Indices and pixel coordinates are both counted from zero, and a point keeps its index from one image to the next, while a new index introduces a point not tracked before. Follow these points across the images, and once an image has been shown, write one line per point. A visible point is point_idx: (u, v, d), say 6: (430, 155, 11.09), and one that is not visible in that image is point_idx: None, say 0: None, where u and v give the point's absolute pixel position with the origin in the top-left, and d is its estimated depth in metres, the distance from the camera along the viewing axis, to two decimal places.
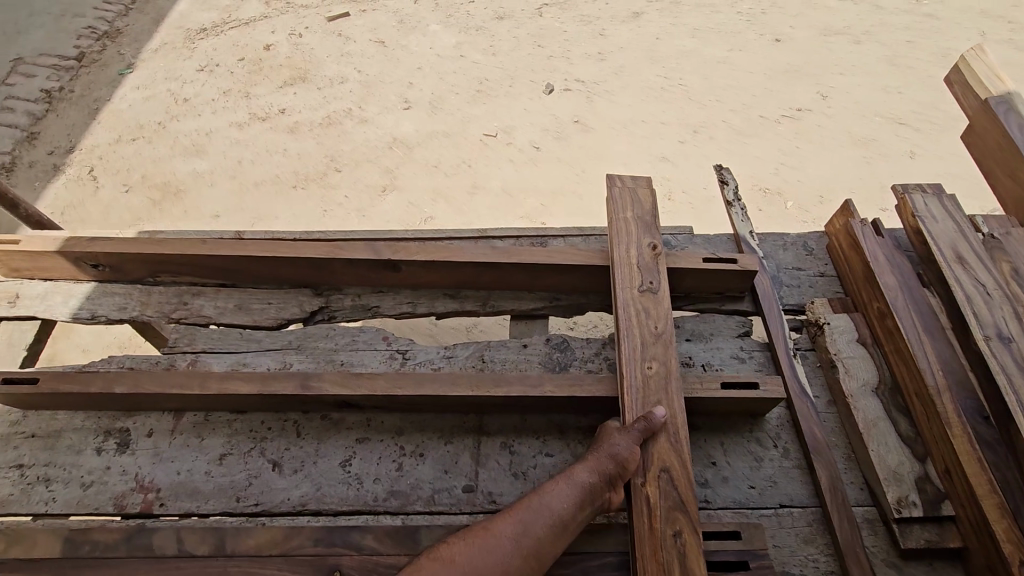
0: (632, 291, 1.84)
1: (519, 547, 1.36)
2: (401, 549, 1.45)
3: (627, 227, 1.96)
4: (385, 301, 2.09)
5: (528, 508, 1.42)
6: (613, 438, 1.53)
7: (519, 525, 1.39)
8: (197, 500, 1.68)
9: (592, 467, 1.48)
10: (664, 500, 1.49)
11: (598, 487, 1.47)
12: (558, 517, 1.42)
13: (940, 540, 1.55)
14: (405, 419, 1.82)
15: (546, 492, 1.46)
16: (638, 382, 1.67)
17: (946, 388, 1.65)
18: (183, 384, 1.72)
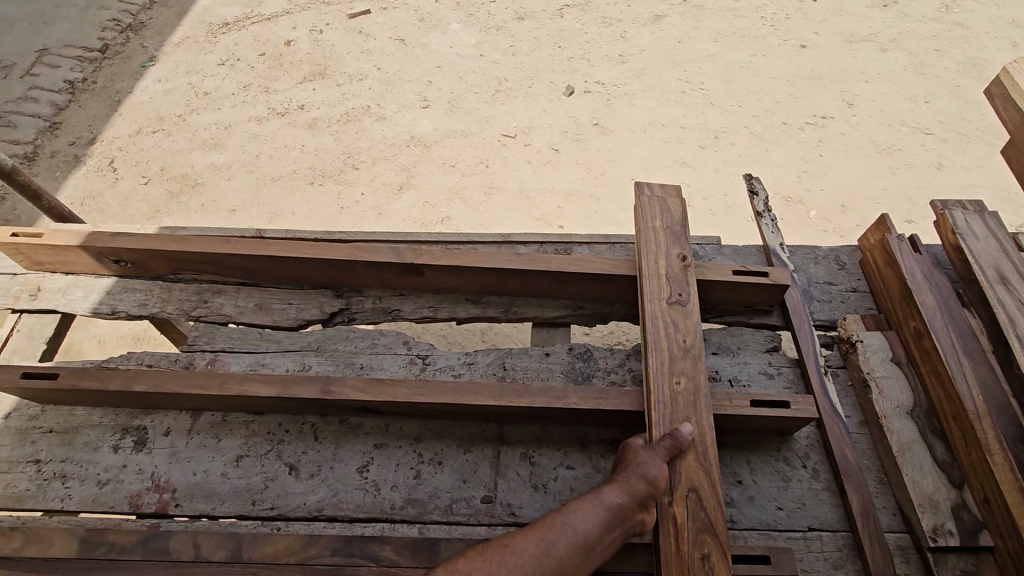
0: (660, 302, 1.80)
1: (544, 567, 1.33)
2: (420, 562, 1.41)
3: (656, 237, 1.92)
4: (406, 305, 2.05)
5: (553, 527, 1.39)
6: (641, 458, 1.49)
7: (543, 544, 1.36)
8: (212, 502, 1.66)
9: (620, 488, 1.44)
10: (692, 522, 1.45)
11: (627, 509, 1.42)
12: (585, 537, 1.39)
13: (977, 571, 1.49)
14: (424, 426, 1.79)
15: (572, 511, 1.42)
16: (666, 396, 1.63)
17: (986, 414, 1.58)
18: (202, 384, 1.70)
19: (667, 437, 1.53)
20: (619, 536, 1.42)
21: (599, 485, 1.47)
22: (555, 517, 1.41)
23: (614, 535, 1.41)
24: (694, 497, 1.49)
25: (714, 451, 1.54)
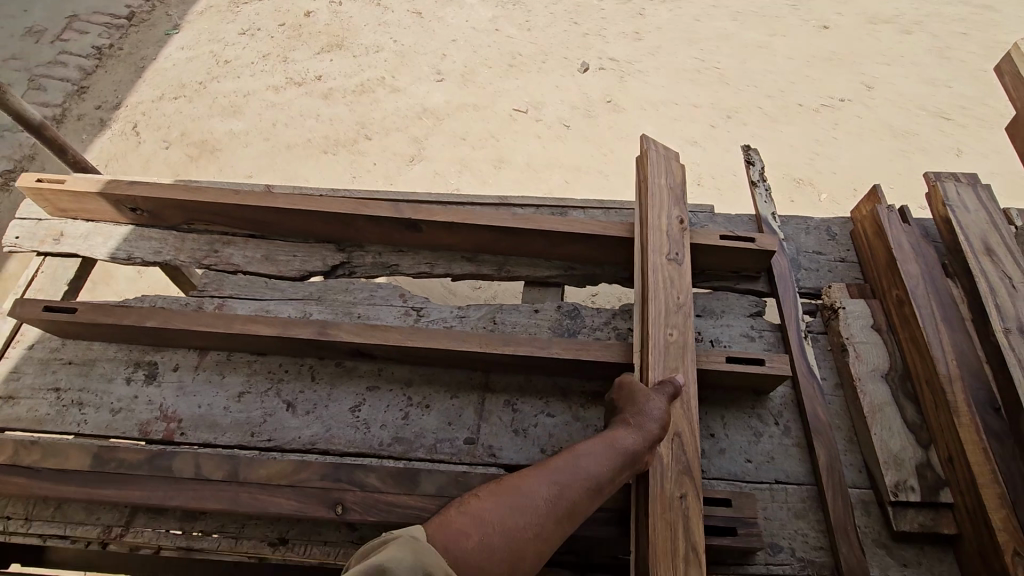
0: (658, 258, 1.85)
1: (556, 507, 1.37)
2: (400, 489, 1.51)
3: (660, 195, 1.99)
4: (404, 261, 2.13)
5: (564, 468, 1.43)
6: (650, 401, 1.55)
7: (555, 485, 1.39)
8: (215, 432, 1.79)
9: (636, 431, 1.50)
10: (674, 463, 1.54)
11: (640, 450, 1.49)
12: (596, 478, 1.43)
13: (934, 525, 1.55)
14: (415, 371, 1.89)
15: (582, 453, 1.47)
16: (660, 345, 1.70)
17: (958, 377, 1.62)
18: (208, 323, 1.81)
19: (666, 382, 1.61)
20: (626, 476, 1.49)
21: (613, 428, 1.52)
22: (566, 459, 1.45)
23: (623, 475, 1.47)
24: (677, 440, 1.58)
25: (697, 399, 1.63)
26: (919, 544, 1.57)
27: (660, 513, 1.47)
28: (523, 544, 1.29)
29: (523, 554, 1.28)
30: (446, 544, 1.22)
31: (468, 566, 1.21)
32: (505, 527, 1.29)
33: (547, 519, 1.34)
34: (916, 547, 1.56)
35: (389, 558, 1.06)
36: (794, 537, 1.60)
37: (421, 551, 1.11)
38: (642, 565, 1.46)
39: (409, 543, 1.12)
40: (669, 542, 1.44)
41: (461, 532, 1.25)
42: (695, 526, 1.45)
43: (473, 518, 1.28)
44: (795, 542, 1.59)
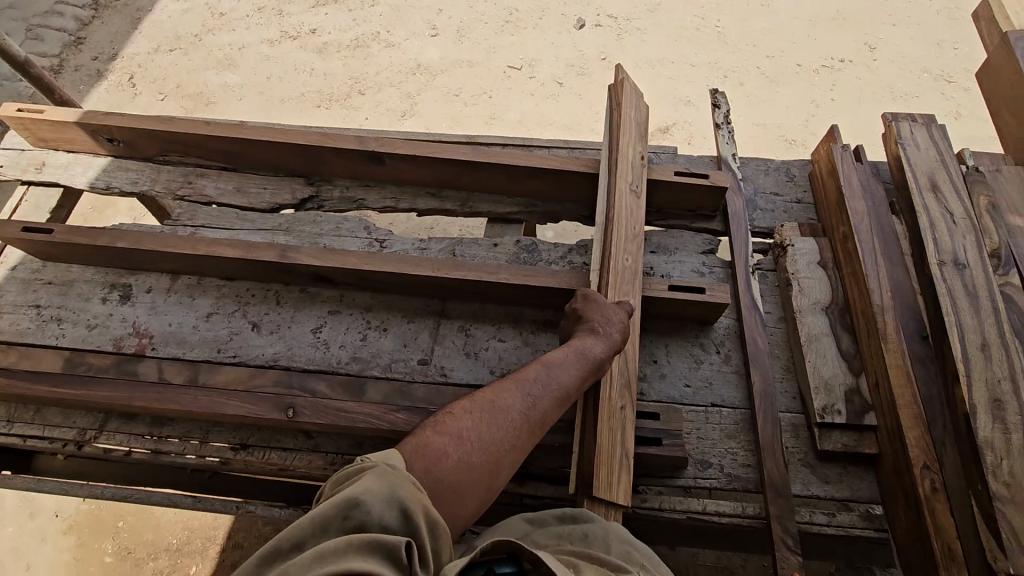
0: (616, 188, 1.93)
1: (529, 419, 1.45)
2: (347, 396, 1.68)
3: (627, 129, 2.05)
4: (370, 195, 2.19)
5: (536, 381, 1.51)
6: (609, 313, 1.65)
7: (529, 399, 1.47)
8: (183, 348, 1.88)
9: (603, 341, 1.58)
10: (620, 375, 1.66)
11: (604, 360, 1.58)
12: (566, 389, 1.52)
13: (856, 446, 1.62)
14: (375, 298, 1.97)
15: (552, 366, 1.54)
16: (615, 268, 1.80)
17: (890, 308, 1.67)
18: (176, 245, 1.90)
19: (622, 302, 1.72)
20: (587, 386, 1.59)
21: (582, 339, 1.58)
22: (537, 374, 1.52)
23: (585, 383, 1.57)
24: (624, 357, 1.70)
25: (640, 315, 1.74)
26: (842, 463, 1.64)
27: (605, 418, 1.59)
28: (500, 454, 1.37)
29: (500, 463, 1.37)
30: (427, 466, 1.26)
31: (451, 483, 1.27)
32: (484, 443, 1.36)
33: (521, 430, 1.43)
34: (839, 467, 1.64)
35: (366, 490, 1.08)
36: (724, 455, 1.67)
37: (398, 482, 1.13)
38: (584, 466, 1.58)
39: (386, 474, 1.14)
40: (609, 444, 1.55)
41: (442, 452, 1.30)
42: (630, 431, 1.57)
43: (451, 436, 1.34)
44: (725, 460, 1.67)
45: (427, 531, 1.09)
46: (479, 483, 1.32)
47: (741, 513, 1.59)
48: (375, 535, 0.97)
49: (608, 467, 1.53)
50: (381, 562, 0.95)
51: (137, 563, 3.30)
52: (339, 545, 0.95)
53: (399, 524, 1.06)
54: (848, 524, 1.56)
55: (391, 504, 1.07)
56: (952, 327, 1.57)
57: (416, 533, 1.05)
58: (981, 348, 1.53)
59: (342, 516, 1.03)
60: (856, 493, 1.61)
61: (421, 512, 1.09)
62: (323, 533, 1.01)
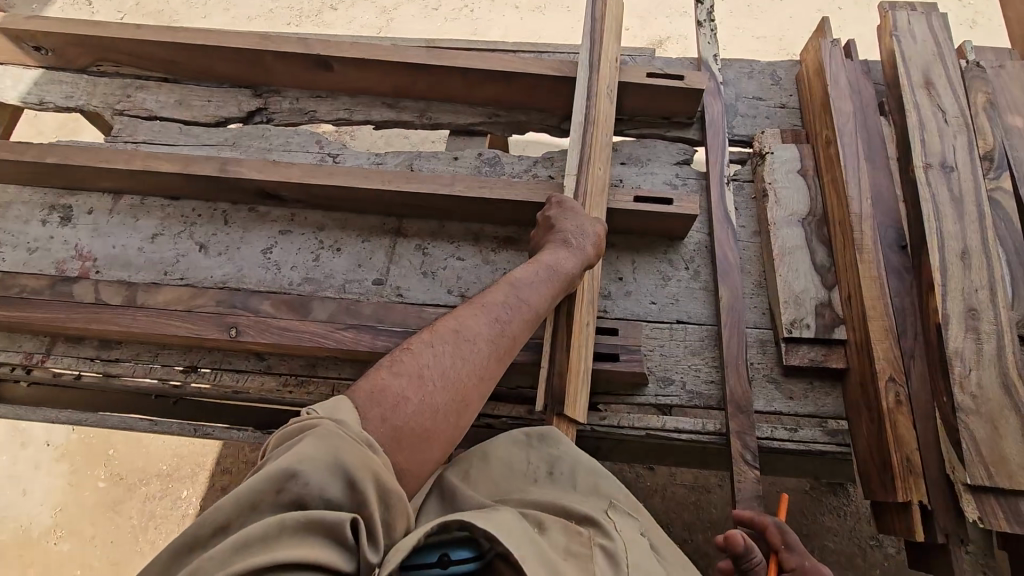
0: (592, 94, 1.79)
1: (501, 347, 1.29)
2: (293, 315, 1.65)
3: (605, 28, 1.91)
4: (322, 107, 2.04)
5: (504, 305, 1.34)
6: (581, 225, 1.53)
7: (498, 324, 1.31)
8: (128, 270, 1.78)
9: (572, 254, 1.48)
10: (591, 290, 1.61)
11: (572, 276, 1.48)
12: (537, 309, 1.39)
13: (823, 360, 1.55)
14: (328, 217, 1.86)
15: (521, 286, 1.40)
16: (590, 174, 1.68)
17: (869, 217, 1.57)
18: (110, 159, 1.78)
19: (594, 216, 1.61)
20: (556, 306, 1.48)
21: (554, 253, 1.47)
22: (503, 299, 1.35)
23: (554, 301, 1.46)
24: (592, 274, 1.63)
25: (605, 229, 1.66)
26: (808, 379, 1.59)
27: (577, 334, 1.52)
28: (468, 390, 1.19)
29: (468, 401, 1.19)
30: (383, 415, 1.05)
31: (413, 430, 1.08)
32: (448, 380, 1.17)
33: (491, 360, 1.26)
34: (805, 382, 1.59)
35: (303, 458, 0.86)
36: (687, 371, 1.62)
37: (344, 443, 0.91)
38: (548, 379, 1.49)
39: (329, 434, 0.91)
40: (582, 358, 1.50)
41: (399, 396, 1.09)
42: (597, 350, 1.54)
43: (410, 378, 1.13)
44: (688, 376, 1.62)
45: (379, 501, 0.89)
46: (445, 424, 1.14)
47: (701, 429, 1.55)
48: (313, 514, 0.80)
49: (577, 381, 1.47)
50: (319, 546, 0.78)
51: (129, 487, 3.38)
52: (268, 530, 0.77)
53: (344, 497, 0.86)
54: (810, 439, 1.52)
55: (334, 473, 0.86)
56: (932, 234, 1.47)
57: (365, 508, 0.86)
58: (961, 256, 1.44)
59: (276, 490, 0.83)
60: (820, 408, 1.56)
61: (371, 481, 0.89)
62: (251, 512, 0.81)
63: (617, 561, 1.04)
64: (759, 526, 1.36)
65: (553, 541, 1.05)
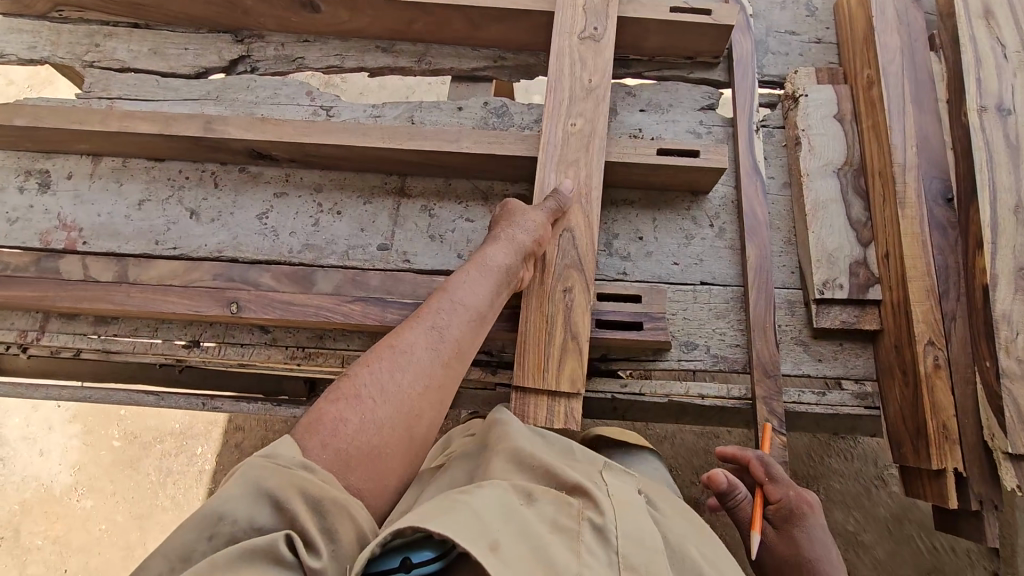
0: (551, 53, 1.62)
1: (441, 355, 1.25)
2: (296, 288, 1.56)
3: None
4: (310, 53, 1.86)
5: (438, 312, 1.29)
6: (524, 213, 1.43)
7: (433, 333, 1.26)
8: (117, 241, 1.67)
9: (505, 246, 1.37)
10: (561, 260, 1.47)
11: (514, 267, 1.37)
12: (476, 308, 1.32)
13: (856, 322, 1.47)
14: (325, 176, 1.72)
15: (455, 290, 1.33)
16: (559, 140, 1.54)
17: (913, 167, 1.45)
18: (83, 120, 1.63)
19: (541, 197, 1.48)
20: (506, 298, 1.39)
21: (485, 248, 1.39)
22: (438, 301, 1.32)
23: (504, 298, 1.38)
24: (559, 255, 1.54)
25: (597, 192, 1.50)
26: (838, 340, 1.51)
27: (536, 312, 1.42)
28: (411, 405, 1.17)
29: (414, 414, 1.17)
30: (323, 440, 1.07)
31: (358, 448, 1.08)
32: (387, 394, 1.16)
33: (432, 369, 1.22)
34: (835, 343, 1.51)
35: (226, 500, 0.91)
36: (712, 335, 1.54)
37: (266, 472, 0.96)
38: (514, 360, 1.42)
39: (254, 469, 0.96)
40: (545, 335, 1.40)
41: (337, 418, 1.10)
42: (579, 320, 1.41)
43: (348, 399, 1.13)
44: (712, 340, 1.54)
45: (313, 513, 0.94)
46: (395, 438, 1.13)
47: (726, 395, 1.51)
48: (242, 544, 0.83)
49: (547, 360, 1.38)
50: (258, 570, 0.82)
51: (144, 445, 3.39)
52: (201, 570, 0.79)
53: (274, 520, 0.92)
54: (839, 403, 1.47)
55: (259, 501, 0.92)
56: (983, 184, 1.38)
57: (295, 523, 0.91)
58: (1015, 210, 1.35)
59: (207, 536, 0.87)
60: (850, 369, 1.49)
61: (297, 496, 0.94)
62: (186, 563, 0.85)
63: (605, 536, 0.96)
64: (740, 461, 1.34)
65: (540, 514, 0.98)
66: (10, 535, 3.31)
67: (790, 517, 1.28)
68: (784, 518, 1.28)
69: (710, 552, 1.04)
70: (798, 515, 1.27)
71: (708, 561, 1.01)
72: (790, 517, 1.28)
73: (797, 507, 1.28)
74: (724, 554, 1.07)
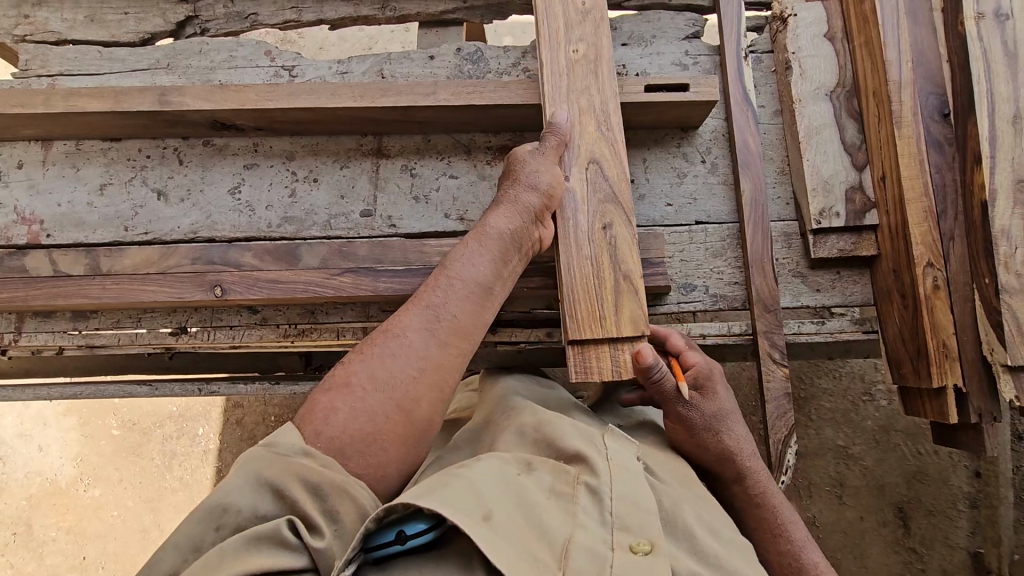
0: None
1: (443, 331, 1.18)
2: (280, 264, 1.49)
3: None
4: (263, 9, 1.73)
5: (438, 287, 1.22)
6: (536, 167, 1.33)
7: (434, 309, 1.19)
8: (83, 231, 1.57)
9: (506, 211, 1.30)
10: (594, 195, 1.37)
11: (518, 231, 1.30)
12: (480, 276, 1.25)
13: (853, 250, 1.45)
14: (297, 143, 1.62)
15: (457, 261, 1.26)
16: (564, 68, 1.43)
17: (909, 83, 1.40)
18: (24, 101, 1.49)
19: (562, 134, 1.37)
20: (514, 264, 1.31)
21: (488, 215, 1.32)
22: (449, 273, 1.24)
23: (512, 265, 1.30)
24: None
25: (617, 115, 1.41)
26: (836, 268, 1.49)
27: (579, 258, 1.33)
28: (411, 390, 1.11)
29: (417, 397, 1.11)
30: (316, 430, 1.04)
31: (353, 434, 1.04)
32: (384, 380, 1.11)
33: (434, 348, 1.16)
34: (833, 272, 1.49)
35: (229, 491, 0.91)
36: (709, 276, 1.52)
37: (269, 462, 0.96)
38: (566, 316, 1.30)
39: (254, 459, 0.97)
40: (593, 282, 1.32)
41: (331, 406, 1.07)
42: (628, 251, 1.34)
43: (343, 386, 1.09)
44: (711, 280, 1.52)
45: (313, 496, 0.93)
46: (393, 424, 1.08)
47: (726, 333, 1.49)
48: (247, 532, 0.85)
49: (605, 309, 1.30)
50: (264, 555, 0.83)
51: (145, 431, 3.35)
52: (210, 560, 0.82)
53: (276, 508, 0.92)
54: (838, 330, 1.46)
55: (260, 489, 0.92)
56: (981, 96, 1.35)
57: (296, 508, 0.91)
58: (1013, 121, 1.34)
59: (213, 528, 0.88)
60: (848, 297, 1.48)
61: (297, 481, 0.94)
62: (194, 556, 0.86)
63: (600, 498, 0.96)
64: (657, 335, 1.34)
65: (537, 482, 0.98)
66: (23, 529, 3.32)
67: (704, 381, 1.27)
68: (702, 380, 1.27)
69: (704, 509, 1.04)
70: (710, 380, 1.27)
71: (702, 520, 1.01)
72: (704, 381, 1.27)
73: (709, 373, 1.28)
74: (719, 509, 1.08)
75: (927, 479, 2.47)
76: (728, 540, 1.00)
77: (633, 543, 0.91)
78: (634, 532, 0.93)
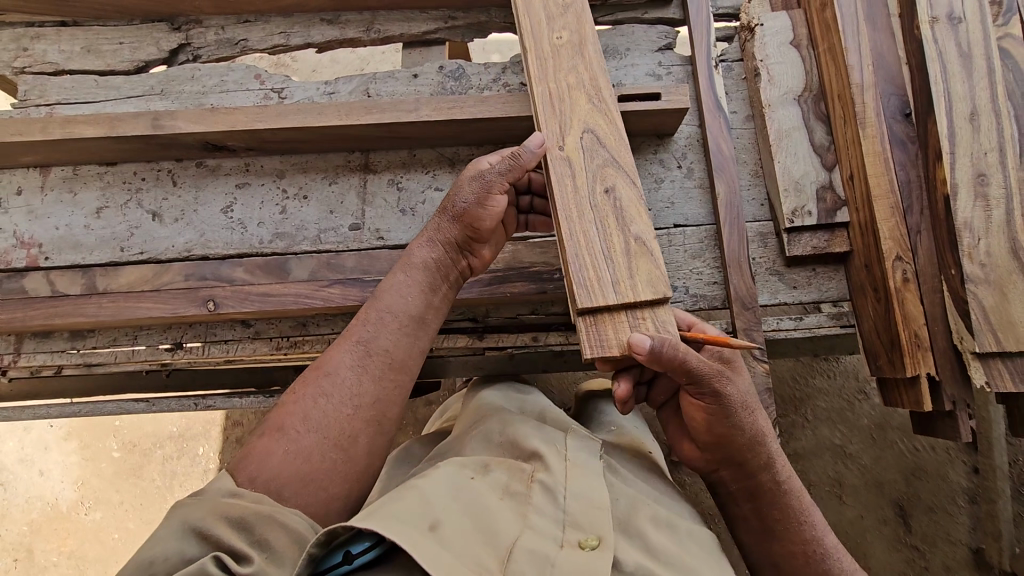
0: None
1: (372, 368, 1.22)
2: (271, 278, 1.56)
3: None
4: (253, 34, 1.80)
5: (365, 323, 1.25)
6: (462, 193, 1.32)
7: (363, 346, 1.23)
8: (80, 252, 1.62)
9: (428, 244, 1.33)
10: (593, 161, 1.28)
11: (443, 260, 1.32)
12: (408, 309, 1.28)
13: (827, 246, 1.50)
14: (287, 162, 1.68)
15: (383, 295, 1.28)
16: (547, 52, 1.39)
17: (871, 85, 1.46)
18: (22, 130, 1.55)
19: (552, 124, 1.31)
20: (446, 292, 1.33)
21: (413, 247, 1.34)
22: (377, 308, 1.27)
23: (442, 293, 1.33)
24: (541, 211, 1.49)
25: (608, 89, 1.34)
26: (811, 266, 1.54)
27: (580, 224, 1.23)
28: (342, 427, 1.16)
29: (349, 434, 1.17)
30: (250, 475, 1.09)
31: (289, 476, 1.10)
32: (316, 420, 1.16)
33: (363, 384, 1.21)
34: (809, 269, 1.54)
35: (154, 543, 0.93)
36: (689, 276, 1.56)
37: (193, 509, 0.98)
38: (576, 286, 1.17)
39: (181, 508, 0.99)
40: (602, 245, 1.21)
41: (265, 452, 1.12)
42: (635, 212, 1.24)
43: (276, 430, 1.14)
44: (691, 281, 1.56)
45: (239, 531, 0.96)
46: (327, 461, 1.14)
47: None
48: None
49: (619, 272, 1.19)
50: None
51: (145, 453, 3.36)
52: None
53: (205, 549, 0.93)
54: (816, 325, 1.51)
55: (185, 536, 0.94)
56: (939, 95, 1.41)
57: (223, 544, 0.93)
58: (970, 117, 1.40)
59: None
60: (824, 292, 1.52)
61: (221, 521, 0.96)
62: None
63: (554, 496, 1.00)
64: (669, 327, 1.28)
65: (494, 483, 1.02)
66: (24, 556, 3.32)
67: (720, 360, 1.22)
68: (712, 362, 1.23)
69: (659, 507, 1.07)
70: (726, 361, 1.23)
71: (654, 519, 1.04)
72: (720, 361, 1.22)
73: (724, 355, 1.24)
74: (677, 503, 1.12)
75: (924, 475, 2.49)
76: (683, 535, 1.04)
77: (581, 539, 0.94)
78: (584, 528, 0.96)
